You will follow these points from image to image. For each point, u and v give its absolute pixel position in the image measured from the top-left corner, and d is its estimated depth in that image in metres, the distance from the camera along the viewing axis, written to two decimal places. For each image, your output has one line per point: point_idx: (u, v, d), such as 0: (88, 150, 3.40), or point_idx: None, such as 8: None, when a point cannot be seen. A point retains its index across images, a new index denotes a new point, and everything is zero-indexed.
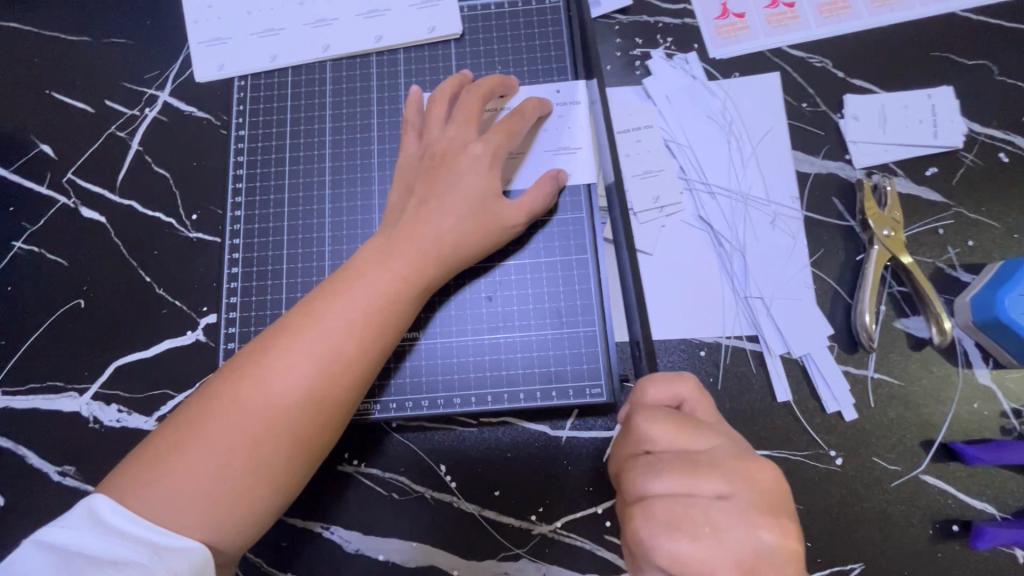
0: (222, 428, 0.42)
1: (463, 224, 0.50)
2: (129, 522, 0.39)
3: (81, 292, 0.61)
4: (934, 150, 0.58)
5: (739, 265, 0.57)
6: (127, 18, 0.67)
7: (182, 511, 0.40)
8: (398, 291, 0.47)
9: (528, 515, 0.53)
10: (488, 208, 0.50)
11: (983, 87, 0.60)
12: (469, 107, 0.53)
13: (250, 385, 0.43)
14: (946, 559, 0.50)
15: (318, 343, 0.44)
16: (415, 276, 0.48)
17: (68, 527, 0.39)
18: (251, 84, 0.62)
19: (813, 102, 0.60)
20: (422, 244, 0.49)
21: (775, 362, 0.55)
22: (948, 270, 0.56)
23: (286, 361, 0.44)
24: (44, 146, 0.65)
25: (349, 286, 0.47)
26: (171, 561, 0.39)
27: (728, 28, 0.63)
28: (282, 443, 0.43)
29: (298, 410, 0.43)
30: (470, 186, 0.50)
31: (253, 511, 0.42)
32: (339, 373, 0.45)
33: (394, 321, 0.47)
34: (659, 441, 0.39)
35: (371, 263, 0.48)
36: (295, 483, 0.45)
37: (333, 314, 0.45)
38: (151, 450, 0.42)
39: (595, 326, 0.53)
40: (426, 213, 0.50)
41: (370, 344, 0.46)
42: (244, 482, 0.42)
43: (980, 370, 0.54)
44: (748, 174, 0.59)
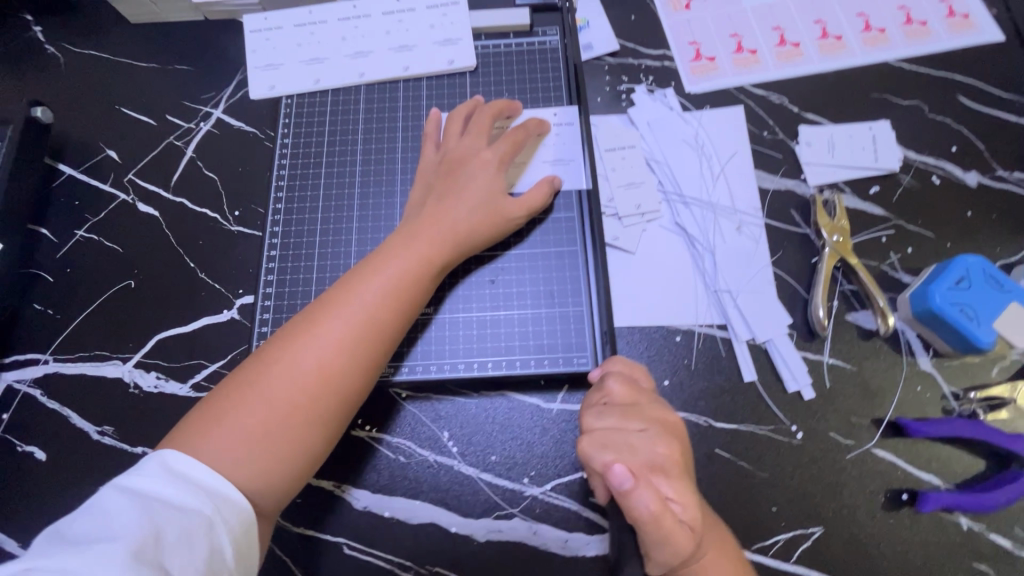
0: (276, 382, 0.50)
1: (474, 217, 0.59)
2: (199, 474, 0.46)
3: (132, 274, 0.69)
4: (876, 172, 0.68)
5: (709, 263, 0.65)
6: (191, 49, 0.79)
7: (244, 452, 0.48)
8: (421, 270, 0.56)
9: (521, 478, 0.59)
10: (496, 206, 0.60)
11: (917, 122, 0.71)
12: (481, 124, 0.63)
13: (298, 346, 0.52)
14: (896, 525, 0.56)
15: (355, 312, 0.53)
16: (435, 258, 0.57)
17: (142, 475, 0.44)
18: (296, 102, 0.73)
19: (772, 130, 0.71)
20: (439, 233, 0.57)
21: (741, 346, 0.62)
22: (891, 272, 0.64)
23: (328, 326, 0.52)
24: (109, 151, 0.75)
25: (380, 266, 0.56)
26: (230, 515, 0.45)
27: (701, 68, 0.74)
28: (323, 398, 0.51)
29: (334, 370, 0.51)
30: (481, 186, 0.60)
31: (297, 456, 0.50)
32: (372, 336, 0.53)
33: (414, 298, 0.56)
34: (609, 390, 0.50)
35: (397, 248, 0.57)
36: (335, 431, 0.53)
37: (363, 291, 0.54)
38: (211, 406, 0.50)
39: (583, 306, 0.61)
40: (443, 207, 0.59)
41: (398, 314, 0.55)
42: (294, 428, 0.50)
43: (921, 358, 0.61)
44: (717, 188, 0.69)
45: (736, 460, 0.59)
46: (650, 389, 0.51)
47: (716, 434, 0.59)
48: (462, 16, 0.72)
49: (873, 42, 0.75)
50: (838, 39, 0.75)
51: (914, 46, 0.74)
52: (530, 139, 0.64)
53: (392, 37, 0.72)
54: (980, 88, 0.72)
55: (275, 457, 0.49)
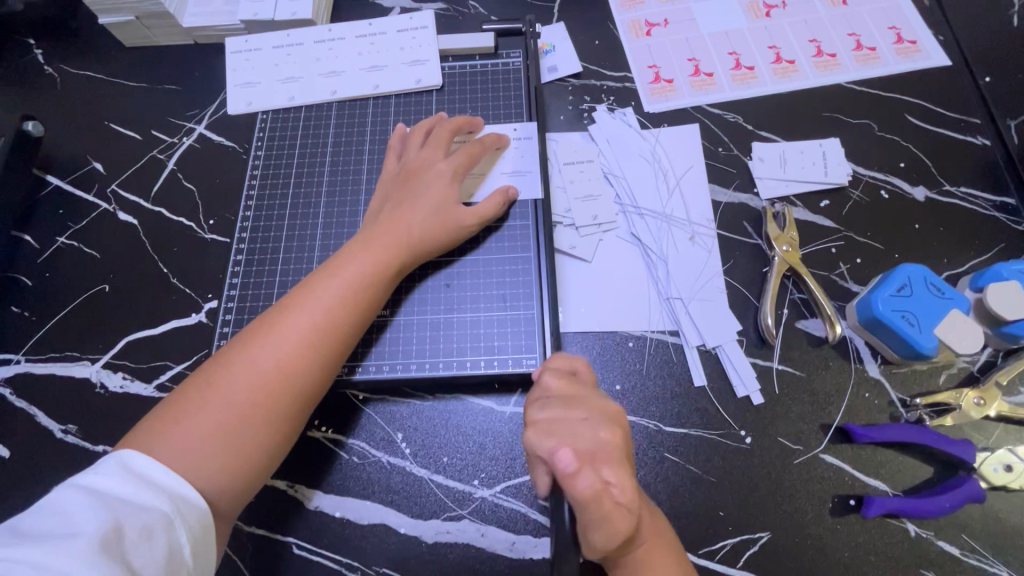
0: (234, 381, 0.52)
1: (429, 224, 0.61)
2: (160, 473, 0.46)
3: (107, 279, 0.72)
4: (826, 186, 0.70)
5: (662, 271, 0.67)
6: (178, 69, 0.83)
7: (201, 450, 0.49)
8: (377, 272, 0.59)
9: (472, 480, 0.59)
10: (451, 214, 0.63)
11: (866, 140, 0.74)
12: (440, 137, 0.66)
13: (256, 346, 0.54)
14: (844, 530, 0.56)
15: (313, 312, 0.55)
16: (392, 261, 0.60)
17: (101, 474, 0.45)
18: (271, 117, 0.77)
19: (727, 147, 0.74)
20: (396, 239, 0.60)
21: (692, 353, 0.63)
22: (841, 281, 0.66)
23: (286, 326, 0.55)
24: (95, 164, 0.79)
25: (338, 270, 0.58)
26: (190, 514, 0.46)
27: (659, 90, 0.78)
28: (279, 398, 0.53)
29: (290, 369, 0.53)
30: (436, 195, 0.63)
31: (251, 455, 0.51)
32: (329, 335, 0.55)
33: (371, 300, 0.59)
34: (548, 385, 0.51)
35: (355, 253, 0.60)
36: (294, 428, 0.54)
37: (320, 294, 0.57)
38: (163, 410, 0.51)
39: (534, 309, 0.62)
40: (400, 215, 0.62)
41: (355, 314, 0.57)
42: (252, 425, 0.51)
43: (869, 365, 0.62)
44: (672, 200, 0.71)
45: (684, 464, 0.59)
46: (591, 382, 0.53)
47: (665, 438, 0.60)
48: (429, 39, 0.76)
49: (824, 65, 0.79)
50: (791, 63, 0.79)
51: (863, 70, 0.78)
52: (486, 153, 0.68)
53: (365, 58, 0.77)
54: (927, 108, 0.75)
55: (233, 453, 0.50)
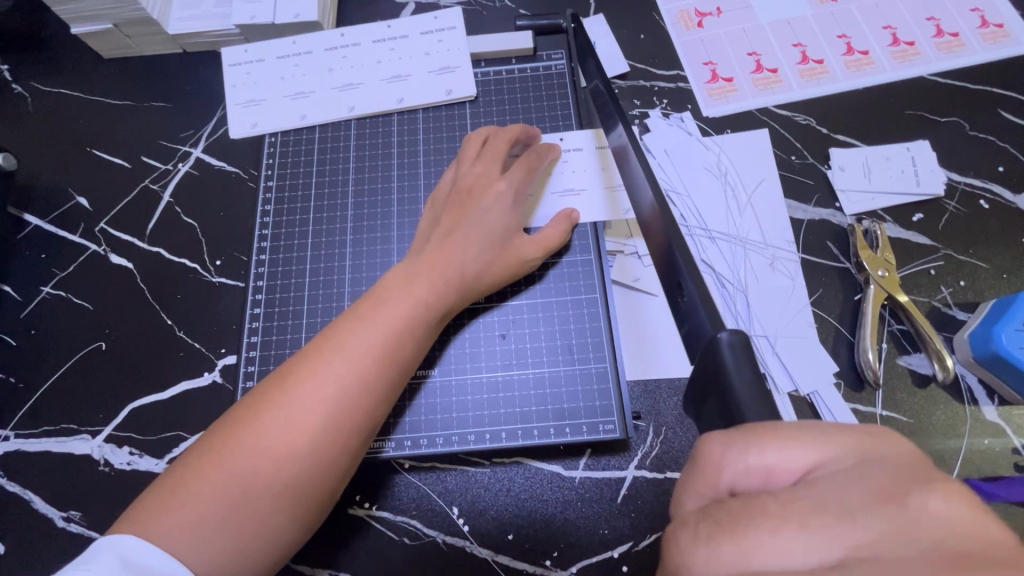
0: (252, 450, 0.43)
1: (484, 256, 0.53)
2: (156, 564, 0.39)
3: (103, 334, 0.62)
4: (919, 198, 0.62)
5: (742, 305, 0.59)
6: (167, 83, 0.73)
7: (211, 533, 0.41)
8: (417, 316, 0.50)
9: (543, 560, 0.52)
10: (511, 245, 0.55)
11: (957, 142, 0.65)
12: (496, 149, 0.58)
13: (277, 407, 0.45)
14: None
15: (344, 367, 0.46)
16: (435, 301, 0.51)
17: (88, 567, 0.37)
18: (281, 140, 0.67)
19: (801, 155, 0.65)
20: (447, 272, 0.52)
21: (783, 400, 0.55)
22: (944, 308, 0.58)
23: (313, 384, 0.45)
24: (79, 198, 0.69)
25: (373, 312, 0.49)
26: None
27: (718, 90, 0.69)
28: (304, 468, 0.44)
29: (320, 433, 0.45)
30: (496, 221, 0.55)
31: (267, 536, 0.43)
32: (363, 395, 0.47)
33: (412, 345, 0.50)
34: (771, 458, 0.29)
35: (394, 290, 0.51)
36: (319, 505, 0.46)
37: (355, 337, 0.48)
38: (166, 480, 0.43)
39: (606, 362, 0.55)
40: (450, 243, 0.53)
41: (394, 361, 0.48)
42: (271, 506, 0.43)
43: (985, 407, 0.54)
44: (744, 220, 0.62)
45: None
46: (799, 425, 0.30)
47: None
48: (459, 41, 0.67)
49: (902, 56, 0.69)
50: (865, 55, 0.70)
51: (948, 60, 0.69)
52: (542, 167, 0.60)
53: (384, 67, 0.67)
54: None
55: (247, 540, 0.42)
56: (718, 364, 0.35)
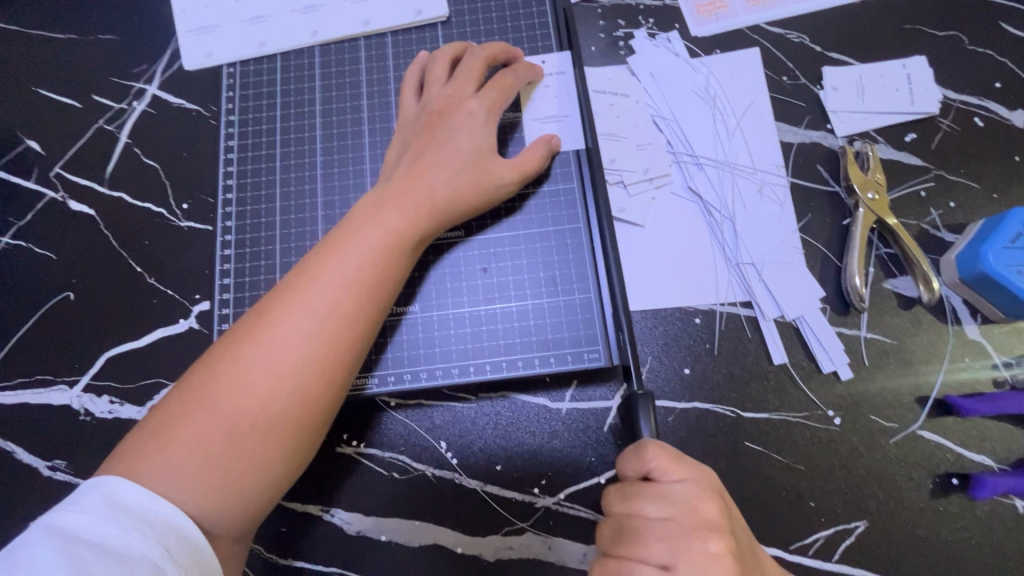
0: (230, 389, 0.42)
1: (457, 177, 0.51)
2: (148, 505, 0.38)
3: (70, 284, 0.60)
4: (912, 117, 0.60)
5: (729, 233, 0.58)
6: (111, 12, 0.67)
7: (199, 472, 0.41)
8: (391, 247, 0.48)
9: (532, 489, 0.53)
10: (483, 163, 0.52)
11: (954, 56, 0.62)
12: (471, 68, 0.55)
13: (251, 344, 0.44)
14: (947, 512, 0.50)
15: (318, 301, 0.45)
16: (409, 228, 0.49)
17: (76, 510, 0.37)
18: (240, 70, 0.63)
19: (792, 75, 0.62)
20: (419, 196, 0.50)
21: (769, 325, 0.55)
22: (932, 230, 0.57)
23: (289, 319, 0.44)
24: (29, 142, 0.64)
25: (343, 243, 0.47)
26: (179, 555, 0.37)
27: (708, 7, 0.64)
28: (290, 402, 0.43)
29: (300, 366, 0.44)
30: (465, 141, 0.52)
31: (260, 473, 0.43)
32: (339, 330, 0.45)
33: (391, 273, 0.48)
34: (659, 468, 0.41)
35: (366, 219, 0.49)
36: (308, 443, 0.45)
37: (329, 269, 0.46)
38: (145, 425, 0.43)
39: (591, 292, 0.54)
40: (421, 167, 0.51)
41: (375, 292, 0.47)
42: (255, 445, 0.42)
43: (969, 326, 0.54)
44: (732, 144, 0.60)
45: (770, 453, 0.52)
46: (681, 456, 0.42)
47: (746, 427, 0.53)
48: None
49: None
50: None
51: None
52: (519, 88, 0.57)
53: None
54: None
55: (234, 478, 0.42)
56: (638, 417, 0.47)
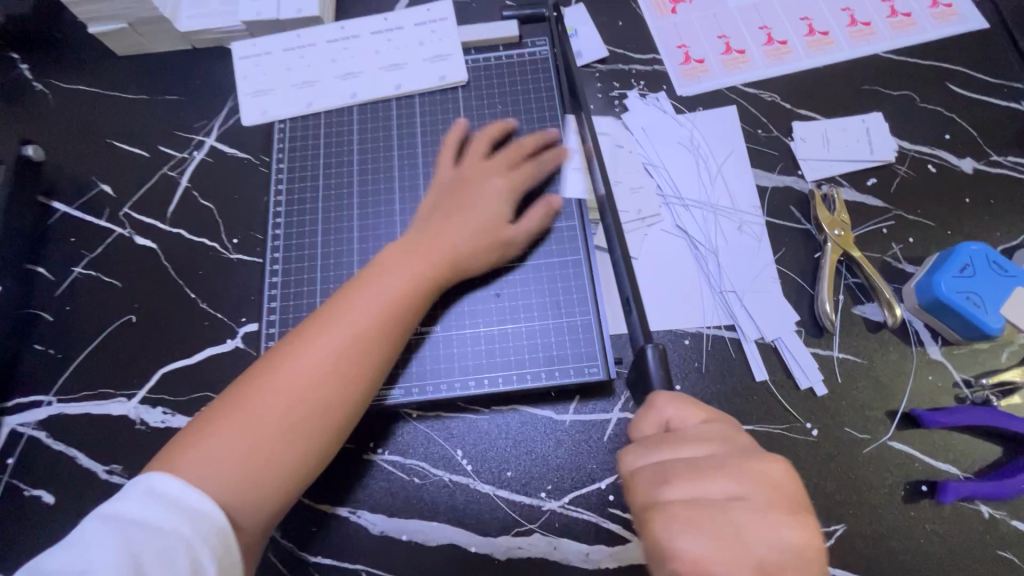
0: (265, 396, 0.50)
1: (475, 237, 0.60)
2: (185, 495, 0.44)
3: (132, 308, 0.68)
4: (872, 164, 0.68)
5: (713, 264, 0.66)
6: (178, 77, 0.79)
7: (230, 466, 0.47)
8: (414, 285, 0.56)
9: (539, 493, 0.58)
10: (499, 229, 0.61)
11: (908, 112, 0.71)
12: (509, 151, 0.65)
13: (286, 361, 0.51)
14: (917, 517, 0.55)
15: (348, 327, 0.52)
16: (431, 270, 0.57)
17: (120, 500, 0.43)
18: (290, 126, 0.73)
19: (766, 129, 0.71)
20: (441, 245, 0.58)
21: (750, 345, 0.62)
22: (894, 262, 0.65)
23: (320, 339, 0.52)
24: (102, 186, 0.74)
25: (374, 280, 0.55)
26: (206, 530, 0.43)
27: (691, 71, 0.74)
28: (315, 416, 0.50)
29: (327, 385, 0.51)
30: (488, 209, 0.61)
31: (283, 475, 0.49)
32: (363, 356, 0.52)
33: (412, 307, 0.56)
34: (674, 413, 0.41)
35: (396, 261, 0.57)
36: (323, 450, 0.51)
37: (360, 302, 0.54)
38: (190, 427, 0.49)
39: (590, 314, 0.62)
40: (447, 223, 0.60)
41: (397, 324, 0.55)
42: (280, 445, 0.49)
43: (931, 347, 0.61)
44: (715, 188, 0.69)
45: None
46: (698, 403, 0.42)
47: None
48: (450, 32, 0.73)
49: (859, 36, 0.75)
50: (825, 35, 0.76)
51: (901, 38, 0.75)
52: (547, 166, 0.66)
53: (383, 57, 0.73)
54: (969, 75, 0.73)
55: (258, 476, 0.48)
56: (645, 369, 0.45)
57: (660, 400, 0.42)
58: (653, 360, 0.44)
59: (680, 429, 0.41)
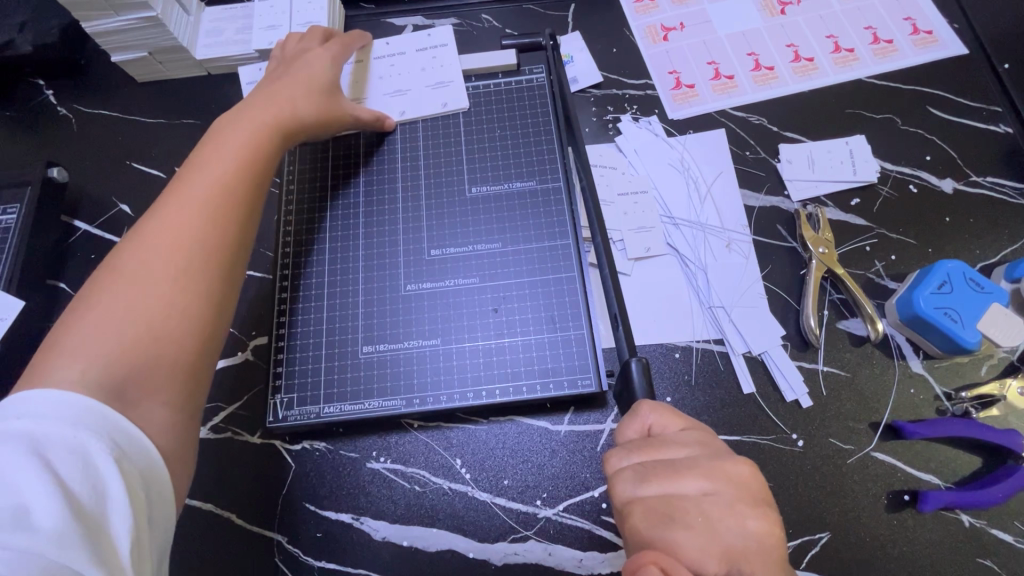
0: (161, 228, 0.50)
1: (296, 91, 0.65)
2: (62, 396, 0.40)
3: None
4: (856, 184, 0.71)
5: (702, 280, 0.68)
6: (195, 102, 0.83)
7: (102, 356, 0.44)
8: (249, 132, 0.59)
9: (535, 501, 0.61)
10: (319, 83, 0.67)
11: (890, 134, 0.74)
12: (315, 32, 0.73)
13: (156, 250, 0.49)
14: (899, 525, 0.57)
15: (219, 164, 0.55)
16: (264, 122, 0.61)
17: (23, 420, 0.39)
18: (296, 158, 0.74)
19: (754, 150, 0.74)
20: (267, 106, 0.62)
21: (738, 359, 0.64)
22: (878, 279, 0.67)
23: (192, 186, 0.53)
24: (122, 206, 0.78)
25: (190, 161, 0.56)
26: (136, 458, 0.41)
27: (682, 96, 0.78)
28: (199, 239, 0.50)
29: (211, 204, 0.52)
30: (298, 79, 0.66)
31: (154, 361, 0.46)
32: (241, 180, 0.55)
33: (257, 149, 0.58)
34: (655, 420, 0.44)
35: (229, 123, 0.60)
36: (212, 279, 0.50)
37: (203, 161, 0.55)
38: (49, 338, 0.45)
39: (584, 329, 0.64)
40: (262, 93, 0.64)
41: (262, 163, 0.58)
42: (170, 278, 0.48)
43: (913, 361, 0.63)
44: (705, 207, 0.72)
45: None
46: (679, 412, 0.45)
47: None
48: (449, 57, 0.77)
49: (843, 61, 0.79)
50: (810, 61, 0.79)
51: (883, 64, 0.78)
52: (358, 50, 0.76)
53: (387, 83, 0.77)
54: (949, 99, 0.76)
55: (140, 371, 0.44)
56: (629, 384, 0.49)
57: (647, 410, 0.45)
58: (636, 372, 0.49)
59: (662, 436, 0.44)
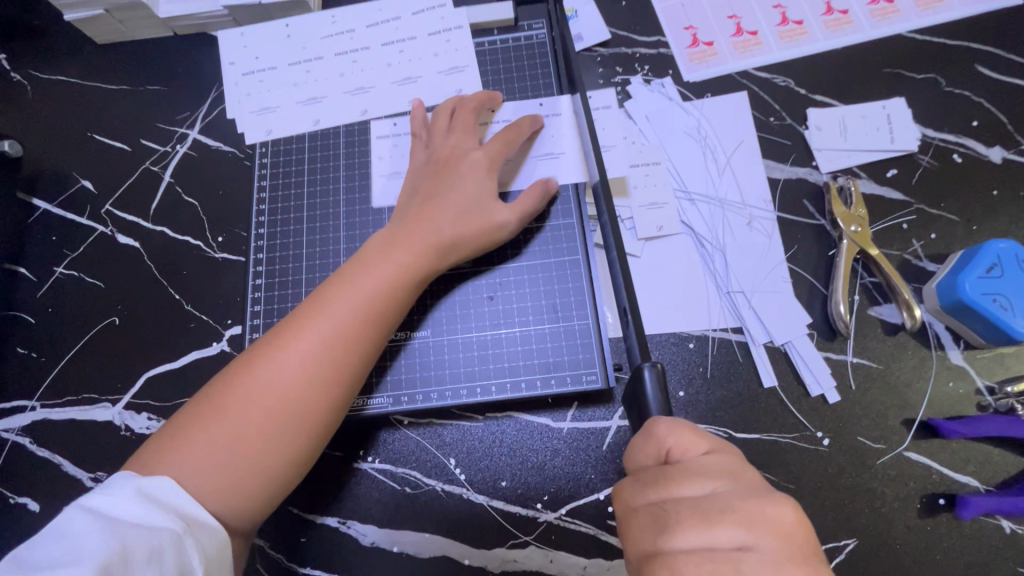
0: (285, 341, 0.48)
1: (459, 217, 0.56)
2: (165, 493, 0.42)
3: (116, 310, 0.66)
4: (893, 154, 0.64)
5: (720, 263, 0.62)
6: (160, 66, 0.75)
7: (218, 471, 0.44)
8: (386, 287, 0.52)
9: (536, 504, 0.56)
10: (486, 206, 0.57)
11: (932, 97, 0.66)
12: (465, 119, 0.61)
13: (276, 358, 0.48)
14: (933, 532, 0.52)
15: (326, 327, 0.49)
16: (410, 266, 0.53)
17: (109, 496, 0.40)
18: (271, 150, 0.69)
19: (779, 116, 0.67)
20: (423, 233, 0.55)
21: (759, 350, 0.58)
22: (915, 260, 0.61)
23: (306, 330, 0.49)
24: (84, 182, 0.71)
25: (356, 272, 0.52)
26: (207, 541, 0.42)
27: (699, 55, 0.70)
28: (292, 425, 0.47)
29: (308, 392, 0.47)
30: (467, 190, 0.57)
31: (265, 480, 0.46)
32: (344, 361, 0.49)
33: (382, 312, 0.52)
34: (674, 443, 0.38)
35: (373, 257, 0.54)
36: (306, 452, 0.48)
37: (313, 327, 0.49)
38: (170, 430, 0.46)
39: (589, 319, 0.58)
40: (429, 210, 0.56)
41: (370, 329, 0.51)
42: (286, 396, 0.47)
43: (952, 352, 0.57)
44: (724, 181, 0.65)
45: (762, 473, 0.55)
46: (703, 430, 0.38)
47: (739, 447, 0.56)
48: (465, 41, 0.69)
49: (882, 14, 0.70)
50: (844, 14, 0.70)
51: (927, 16, 0.69)
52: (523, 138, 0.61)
53: (394, 70, 0.69)
54: (1000, 55, 0.68)
55: (252, 486, 0.45)
56: (640, 391, 0.42)
57: (665, 431, 0.38)
58: (649, 381, 0.41)
59: (683, 462, 0.37)
